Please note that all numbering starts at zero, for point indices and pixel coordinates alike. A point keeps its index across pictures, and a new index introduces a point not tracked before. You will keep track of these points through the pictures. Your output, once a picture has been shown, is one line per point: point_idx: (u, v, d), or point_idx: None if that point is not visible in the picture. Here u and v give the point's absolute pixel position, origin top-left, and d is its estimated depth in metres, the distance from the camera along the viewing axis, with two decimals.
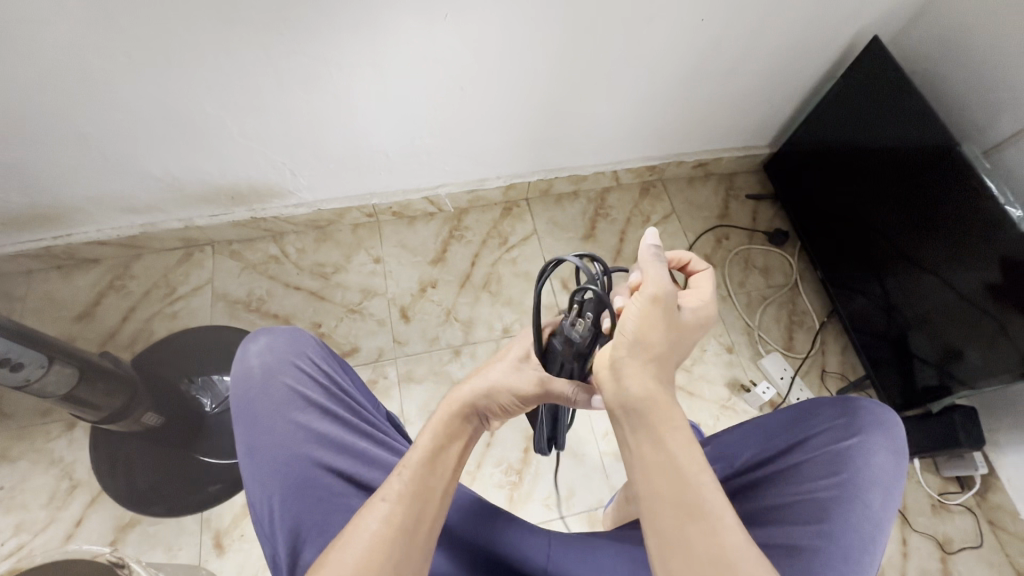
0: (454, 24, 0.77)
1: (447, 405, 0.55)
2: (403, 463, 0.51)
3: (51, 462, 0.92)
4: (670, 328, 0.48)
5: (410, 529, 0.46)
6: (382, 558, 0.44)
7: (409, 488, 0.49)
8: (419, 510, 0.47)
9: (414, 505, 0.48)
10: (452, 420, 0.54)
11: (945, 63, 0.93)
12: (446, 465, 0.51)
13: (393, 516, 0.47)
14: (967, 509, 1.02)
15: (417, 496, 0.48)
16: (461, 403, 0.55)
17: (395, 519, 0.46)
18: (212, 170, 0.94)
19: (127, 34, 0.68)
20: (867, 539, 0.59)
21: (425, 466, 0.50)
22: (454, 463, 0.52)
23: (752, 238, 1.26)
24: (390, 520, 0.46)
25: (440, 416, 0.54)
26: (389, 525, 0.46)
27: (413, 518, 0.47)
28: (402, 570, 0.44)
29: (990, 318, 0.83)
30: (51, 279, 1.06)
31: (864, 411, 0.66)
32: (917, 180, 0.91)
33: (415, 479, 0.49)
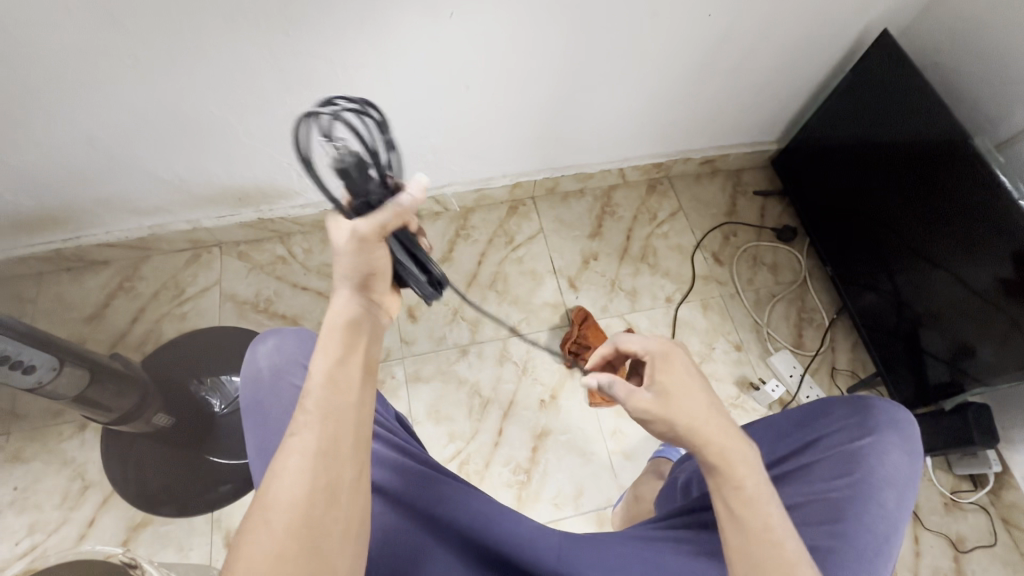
0: (459, 23, 0.76)
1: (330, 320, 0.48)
2: (304, 393, 0.45)
3: (63, 462, 0.93)
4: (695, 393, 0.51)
5: (330, 451, 0.43)
6: (308, 489, 0.41)
7: (315, 414, 0.44)
8: (336, 428, 0.44)
9: (327, 428, 0.43)
10: (343, 330, 0.47)
11: (957, 56, 0.91)
12: (350, 379, 0.46)
13: (308, 446, 0.43)
14: (981, 507, 1.01)
15: (329, 417, 0.44)
16: (346, 310, 0.48)
17: (311, 447, 0.43)
18: (218, 171, 0.95)
19: (132, 36, 0.69)
20: (881, 540, 0.59)
21: (327, 385, 0.45)
22: (360, 371, 0.47)
23: (761, 234, 1.25)
24: (307, 450, 0.43)
25: (329, 330, 0.47)
26: (307, 455, 0.42)
27: (331, 440, 0.43)
28: (336, 487, 0.42)
29: (1003, 314, 0.82)
30: (61, 281, 1.07)
31: (877, 410, 0.66)
32: (928, 175, 0.90)
33: (322, 402, 0.44)
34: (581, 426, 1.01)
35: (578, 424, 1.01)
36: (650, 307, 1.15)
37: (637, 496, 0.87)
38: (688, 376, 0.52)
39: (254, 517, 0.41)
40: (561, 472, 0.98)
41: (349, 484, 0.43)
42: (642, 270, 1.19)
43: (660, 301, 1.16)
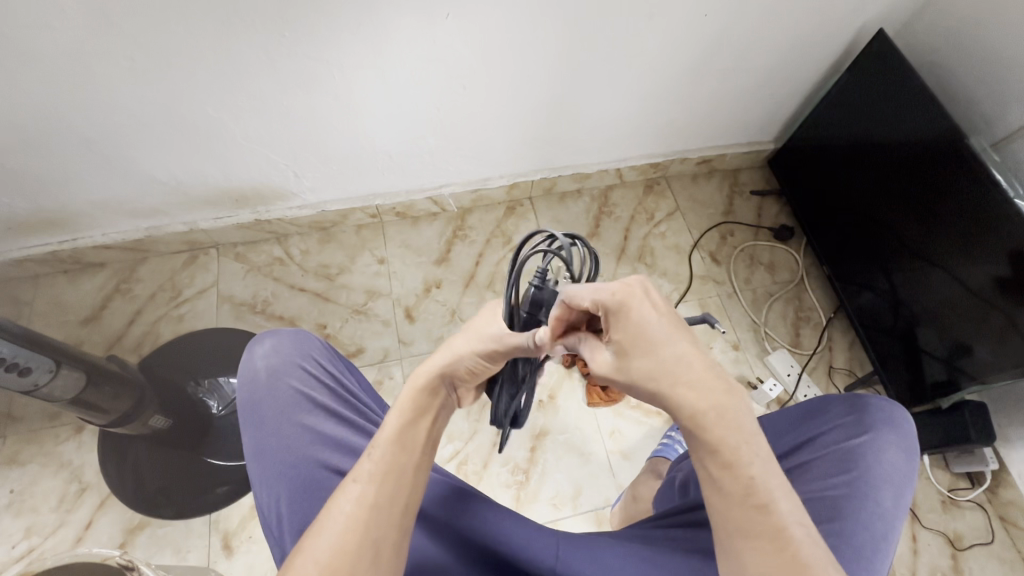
0: (455, 24, 0.76)
1: (412, 380, 0.51)
2: (373, 444, 0.48)
3: (60, 465, 0.93)
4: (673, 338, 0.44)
5: (384, 508, 0.44)
6: (358, 540, 0.42)
7: (378, 467, 0.46)
8: (394, 488, 0.45)
9: (387, 485, 0.45)
10: (419, 394, 0.51)
11: (952, 55, 0.92)
12: (415, 442, 0.48)
13: (365, 497, 0.44)
14: (978, 505, 1.01)
15: (390, 474, 0.46)
16: (428, 377, 0.51)
17: (368, 499, 0.44)
18: (215, 173, 0.94)
19: (127, 37, 0.68)
20: (879, 538, 0.58)
21: (394, 443, 0.48)
22: (424, 438, 0.49)
23: (757, 234, 1.25)
24: (363, 500, 0.44)
25: (408, 390, 0.51)
26: (362, 506, 0.44)
27: (387, 497, 0.45)
28: (378, 553, 0.42)
29: (1000, 312, 0.82)
30: (58, 283, 1.07)
31: (873, 408, 0.66)
32: (925, 174, 0.90)
33: (385, 459, 0.47)
34: (579, 426, 1.01)
35: (576, 424, 1.01)
36: None
37: (636, 495, 0.87)
38: (644, 330, 0.44)
39: (294, 560, 0.42)
40: (560, 472, 0.98)
41: (393, 554, 0.43)
42: (640, 270, 1.19)
43: None
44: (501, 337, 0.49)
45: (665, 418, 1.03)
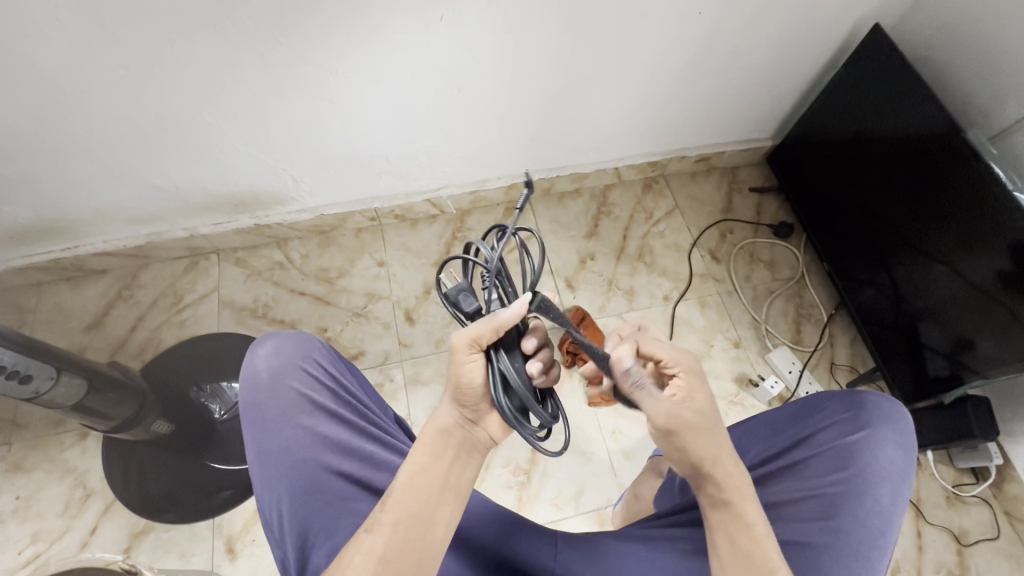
0: (448, 26, 0.77)
1: (430, 425, 0.51)
2: (388, 491, 0.49)
3: (65, 471, 0.94)
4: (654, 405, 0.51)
5: (394, 562, 0.46)
6: None
7: (389, 518, 0.47)
8: (403, 540, 0.46)
9: (397, 538, 0.46)
10: (436, 436, 0.50)
11: (948, 49, 0.91)
12: (429, 490, 0.48)
13: (375, 550, 0.46)
14: (983, 500, 1.00)
15: (401, 526, 0.47)
16: (444, 420, 0.51)
17: (377, 553, 0.46)
18: (214, 178, 0.95)
19: (124, 45, 0.69)
20: (876, 535, 0.59)
21: (407, 494, 0.48)
22: (439, 485, 0.48)
23: (757, 231, 1.25)
24: (372, 554, 0.46)
25: (425, 433, 0.51)
26: (371, 559, 0.46)
27: (397, 551, 0.46)
28: None
29: (1002, 306, 0.82)
30: (61, 290, 1.08)
31: (871, 404, 0.65)
32: (924, 170, 0.90)
33: (397, 509, 0.47)
34: (581, 426, 1.01)
35: (577, 424, 1.01)
36: (647, 305, 1.15)
37: (637, 495, 0.87)
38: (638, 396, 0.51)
39: None
40: (561, 472, 0.98)
41: None
42: (639, 268, 1.19)
43: (658, 300, 1.16)
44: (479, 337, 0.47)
45: None
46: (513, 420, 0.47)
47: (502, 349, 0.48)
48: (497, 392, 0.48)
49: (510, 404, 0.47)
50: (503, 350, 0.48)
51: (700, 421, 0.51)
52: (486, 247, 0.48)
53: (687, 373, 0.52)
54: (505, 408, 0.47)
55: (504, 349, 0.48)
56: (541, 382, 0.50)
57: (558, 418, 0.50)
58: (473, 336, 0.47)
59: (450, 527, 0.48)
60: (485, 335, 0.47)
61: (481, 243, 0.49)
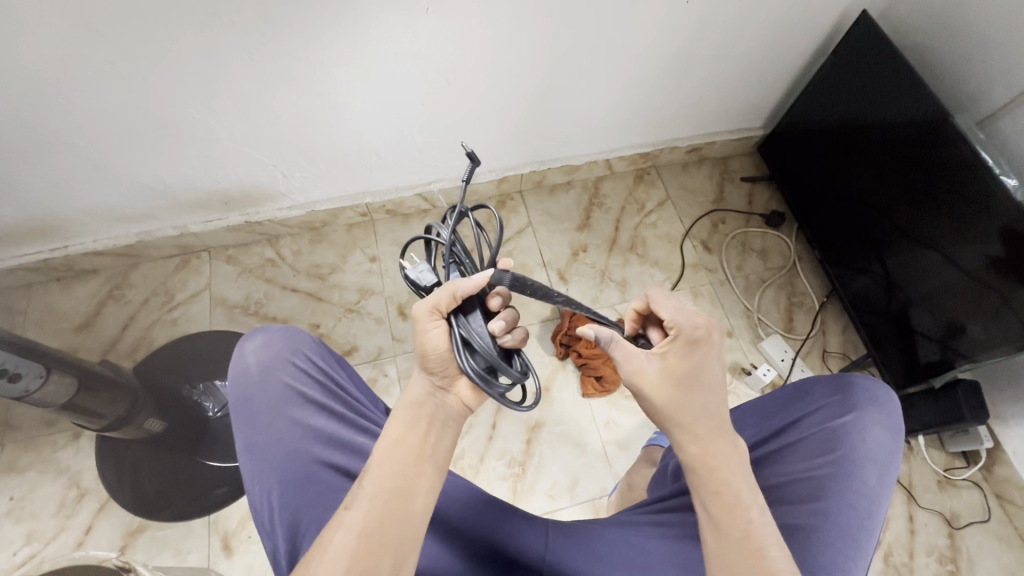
0: (435, 18, 0.76)
1: (402, 402, 0.52)
2: (366, 467, 0.49)
3: (58, 471, 0.93)
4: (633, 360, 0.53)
5: (376, 536, 0.45)
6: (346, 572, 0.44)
7: (369, 494, 0.47)
8: (383, 513, 0.46)
9: (376, 513, 0.46)
10: (410, 409, 0.51)
11: (936, 35, 0.91)
12: (406, 460, 0.49)
13: (355, 525, 0.46)
14: (974, 483, 1.01)
15: (380, 499, 0.47)
16: (416, 393, 0.52)
17: (357, 529, 0.45)
18: (203, 176, 0.94)
19: (108, 42, 0.68)
20: (864, 516, 0.59)
21: (384, 467, 0.48)
22: (416, 455, 0.49)
23: (749, 221, 1.25)
24: (353, 529, 0.45)
25: (399, 408, 0.52)
26: (351, 536, 0.45)
27: (377, 525, 0.46)
28: None
29: (992, 291, 0.82)
30: (50, 291, 1.07)
31: (858, 387, 0.66)
32: (914, 156, 0.90)
33: (375, 482, 0.48)
34: (575, 417, 1.02)
35: (571, 416, 1.02)
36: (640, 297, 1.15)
37: (631, 484, 0.88)
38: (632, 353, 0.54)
39: None
40: (556, 464, 0.98)
41: None
42: (632, 260, 1.19)
43: None
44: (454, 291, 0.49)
45: None
46: (480, 379, 0.48)
47: (461, 314, 0.50)
48: (461, 354, 0.49)
49: (475, 365, 0.48)
50: (462, 314, 0.50)
51: (665, 382, 0.52)
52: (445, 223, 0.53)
53: (683, 340, 0.53)
54: (471, 370, 0.48)
55: (464, 311, 0.51)
56: (509, 341, 0.51)
57: (528, 373, 0.51)
58: (433, 302, 0.49)
59: (430, 496, 0.49)
60: (444, 300, 0.49)
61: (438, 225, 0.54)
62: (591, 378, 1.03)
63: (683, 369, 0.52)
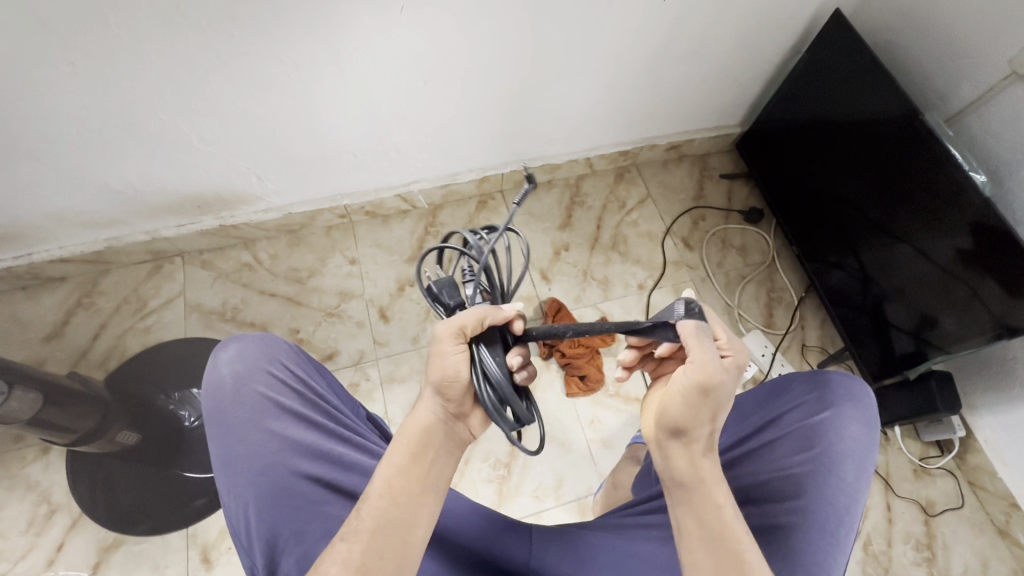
0: (410, 18, 0.75)
1: (407, 426, 0.51)
2: (365, 494, 0.49)
3: (27, 487, 0.90)
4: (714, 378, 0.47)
5: (373, 569, 0.45)
6: None
7: (366, 525, 0.47)
8: (382, 546, 0.46)
9: (373, 545, 0.46)
10: (415, 438, 0.50)
11: (906, 33, 0.93)
12: (407, 492, 0.48)
13: (352, 560, 0.46)
14: (948, 471, 1.04)
15: (378, 531, 0.47)
16: (424, 417, 0.51)
17: (354, 561, 0.45)
18: (174, 179, 0.92)
19: (69, 43, 0.66)
20: (843, 511, 0.60)
21: (385, 497, 0.48)
22: (417, 486, 0.49)
23: (728, 217, 1.26)
24: (350, 563, 0.45)
25: (403, 434, 0.51)
26: (349, 569, 0.45)
27: (374, 557, 0.46)
28: None
29: (963, 284, 0.84)
30: (15, 300, 1.03)
31: (835, 384, 0.67)
32: (887, 153, 0.91)
33: (374, 515, 0.47)
34: (559, 418, 1.01)
35: (556, 416, 1.01)
36: (622, 295, 1.16)
37: (616, 482, 0.89)
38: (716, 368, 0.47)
39: None
40: (541, 464, 0.98)
41: None
42: (614, 258, 1.19)
43: (633, 288, 1.17)
44: (485, 314, 0.49)
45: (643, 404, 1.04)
46: (492, 412, 0.47)
47: (484, 343, 0.49)
48: (478, 382, 0.48)
49: (490, 396, 0.47)
50: (484, 344, 0.49)
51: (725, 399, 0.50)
52: (477, 240, 0.56)
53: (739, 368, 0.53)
54: (485, 399, 0.47)
55: (493, 339, 0.49)
56: (519, 377, 0.50)
57: (534, 415, 0.49)
58: (460, 325, 0.48)
59: (429, 525, 0.49)
60: (472, 324, 0.48)
61: (467, 237, 0.57)
62: (575, 378, 1.03)
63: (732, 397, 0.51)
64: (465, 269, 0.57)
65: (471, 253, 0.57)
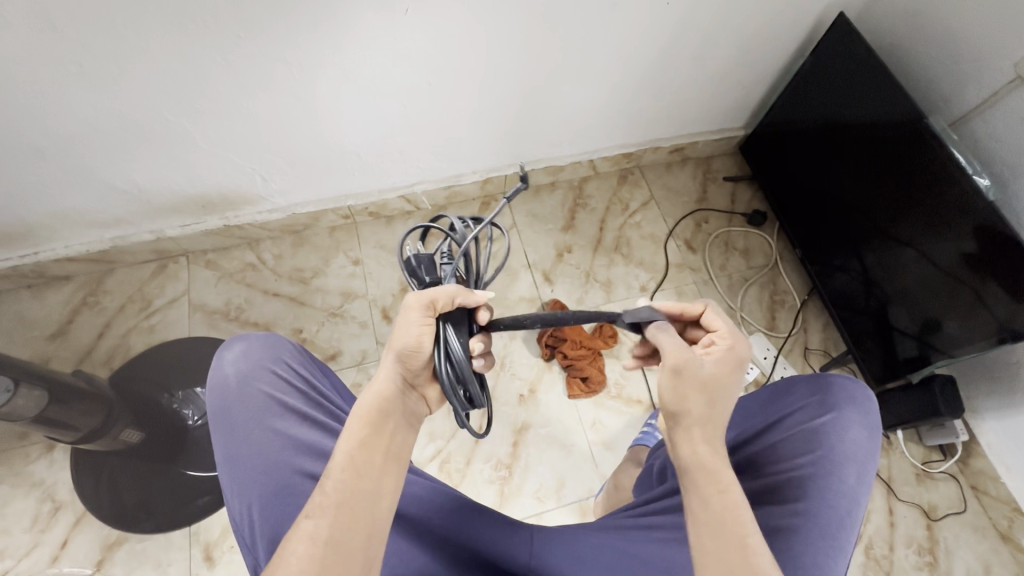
0: (415, 19, 0.75)
1: (364, 398, 0.52)
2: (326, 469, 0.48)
3: (32, 485, 0.91)
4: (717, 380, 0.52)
5: (341, 543, 0.45)
6: None
7: (332, 499, 0.46)
8: (349, 518, 0.46)
9: (341, 519, 0.46)
10: (374, 409, 0.51)
11: (910, 37, 0.93)
12: (371, 462, 0.49)
13: (319, 534, 0.45)
14: (950, 476, 1.04)
15: (344, 503, 0.46)
16: (382, 388, 0.52)
17: (322, 537, 0.44)
18: (180, 179, 0.92)
19: (76, 43, 0.66)
20: (844, 515, 0.60)
21: (349, 469, 0.48)
22: (380, 456, 0.49)
23: (731, 220, 1.26)
24: (318, 537, 0.45)
25: (362, 406, 0.51)
26: (316, 545, 0.44)
27: (343, 531, 0.45)
28: None
29: (967, 287, 0.84)
30: (21, 299, 1.04)
31: (838, 387, 0.67)
32: (892, 156, 0.91)
33: (339, 487, 0.47)
34: (561, 419, 1.02)
35: (557, 417, 1.02)
36: (625, 298, 1.16)
37: (617, 484, 0.89)
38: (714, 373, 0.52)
39: None
40: (543, 465, 0.98)
41: None
42: (616, 260, 1.19)
43: (635, 290, 1.17)
44: (461, 292, 0.51)
45: (645, 406, 1.04)
46: (449, 389, 0.49)
47: (449, 323, 0.51)
48: (439, 359, 0.50)
49: (449, 372, 0.49)
50: (451, 325, 0.51)
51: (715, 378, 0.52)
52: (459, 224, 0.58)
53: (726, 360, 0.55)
54: (444, 375, 0.49)
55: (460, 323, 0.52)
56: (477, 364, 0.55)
57: (488, 401, 0.52)
58: (432, 298, 0.50)
59: (394, 495, 0.49)
60: (443, 299, 0.51)
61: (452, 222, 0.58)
62: (577, 379, 1.03)
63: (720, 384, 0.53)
64: (444, 251, 0.57)
65: (454, 236, 0.58)
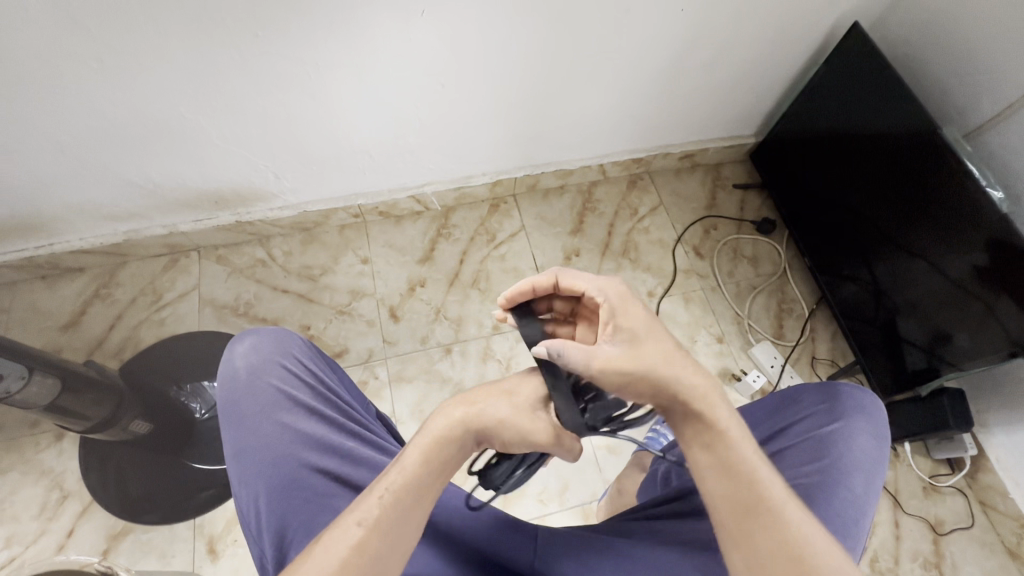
0: (430, 21, 0.76)
1: (453, 426, 0.53)
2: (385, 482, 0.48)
3: (41, 473, 0.92)
4: (636, 352, 0.50)
5: (381, 556, 0.45)
6: None
7: (385, 514, 0.46)
8: (396, 536, 0.46)
9: (389, 534, 0.46)
10: (454, 442, 0.52)
11: (924, 48, 0.93)
12: (429, 485, 0.49)
13: (366, 545, 0.45)
14: (958, 490, 1.02)
15: (397, 520, 0.47)
16: (472, 424, 0.53)
17: (368, 548, 0.45)
18: (193, 175, 0.94)
19: (97, 39, 0.67)
20: (851, 525, 0.60)
21: (408, 490, 0.48)
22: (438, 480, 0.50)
23: (740, 228, 1.26)
24: (363, 548, 0.45)
25: (447, 437, 0.52)
26: (360, 554, 0.44)
27: (385, 545, 0.45)
28: None
29: (978, 300, 0.83)
30: (35, 289, 1.06)
31: (845, 396, 0.67)
32: (903, 167, 0.91)
33: (394, 504, 0.47)
34: None
35: None
36: None
37: (621, 489, 0.89)
38: (620, 347, 0.51)
39: None
40: (546, 468, 0.98)
41: None
42: (624, 265, 1.19)
43: (642, 295, 1.17)
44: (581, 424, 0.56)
45: None
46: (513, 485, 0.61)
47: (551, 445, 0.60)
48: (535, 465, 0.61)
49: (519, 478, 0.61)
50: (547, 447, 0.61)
51: (629, 349, 0.50)
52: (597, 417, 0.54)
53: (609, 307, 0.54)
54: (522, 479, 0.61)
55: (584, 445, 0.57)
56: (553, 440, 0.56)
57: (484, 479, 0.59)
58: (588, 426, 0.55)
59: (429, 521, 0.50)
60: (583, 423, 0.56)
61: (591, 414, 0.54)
62: None
63: (634, 339, 0.51)
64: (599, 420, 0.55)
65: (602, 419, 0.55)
